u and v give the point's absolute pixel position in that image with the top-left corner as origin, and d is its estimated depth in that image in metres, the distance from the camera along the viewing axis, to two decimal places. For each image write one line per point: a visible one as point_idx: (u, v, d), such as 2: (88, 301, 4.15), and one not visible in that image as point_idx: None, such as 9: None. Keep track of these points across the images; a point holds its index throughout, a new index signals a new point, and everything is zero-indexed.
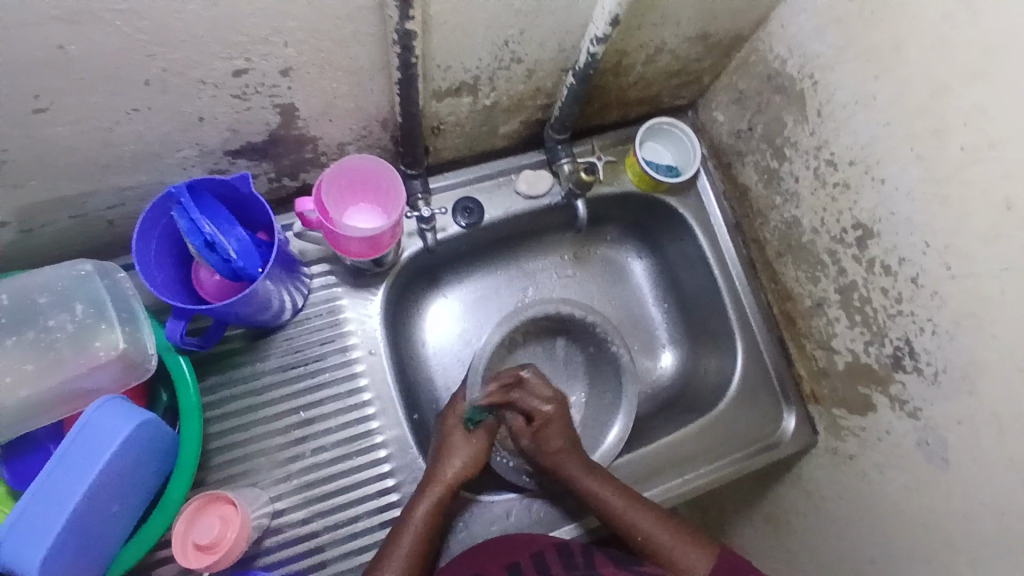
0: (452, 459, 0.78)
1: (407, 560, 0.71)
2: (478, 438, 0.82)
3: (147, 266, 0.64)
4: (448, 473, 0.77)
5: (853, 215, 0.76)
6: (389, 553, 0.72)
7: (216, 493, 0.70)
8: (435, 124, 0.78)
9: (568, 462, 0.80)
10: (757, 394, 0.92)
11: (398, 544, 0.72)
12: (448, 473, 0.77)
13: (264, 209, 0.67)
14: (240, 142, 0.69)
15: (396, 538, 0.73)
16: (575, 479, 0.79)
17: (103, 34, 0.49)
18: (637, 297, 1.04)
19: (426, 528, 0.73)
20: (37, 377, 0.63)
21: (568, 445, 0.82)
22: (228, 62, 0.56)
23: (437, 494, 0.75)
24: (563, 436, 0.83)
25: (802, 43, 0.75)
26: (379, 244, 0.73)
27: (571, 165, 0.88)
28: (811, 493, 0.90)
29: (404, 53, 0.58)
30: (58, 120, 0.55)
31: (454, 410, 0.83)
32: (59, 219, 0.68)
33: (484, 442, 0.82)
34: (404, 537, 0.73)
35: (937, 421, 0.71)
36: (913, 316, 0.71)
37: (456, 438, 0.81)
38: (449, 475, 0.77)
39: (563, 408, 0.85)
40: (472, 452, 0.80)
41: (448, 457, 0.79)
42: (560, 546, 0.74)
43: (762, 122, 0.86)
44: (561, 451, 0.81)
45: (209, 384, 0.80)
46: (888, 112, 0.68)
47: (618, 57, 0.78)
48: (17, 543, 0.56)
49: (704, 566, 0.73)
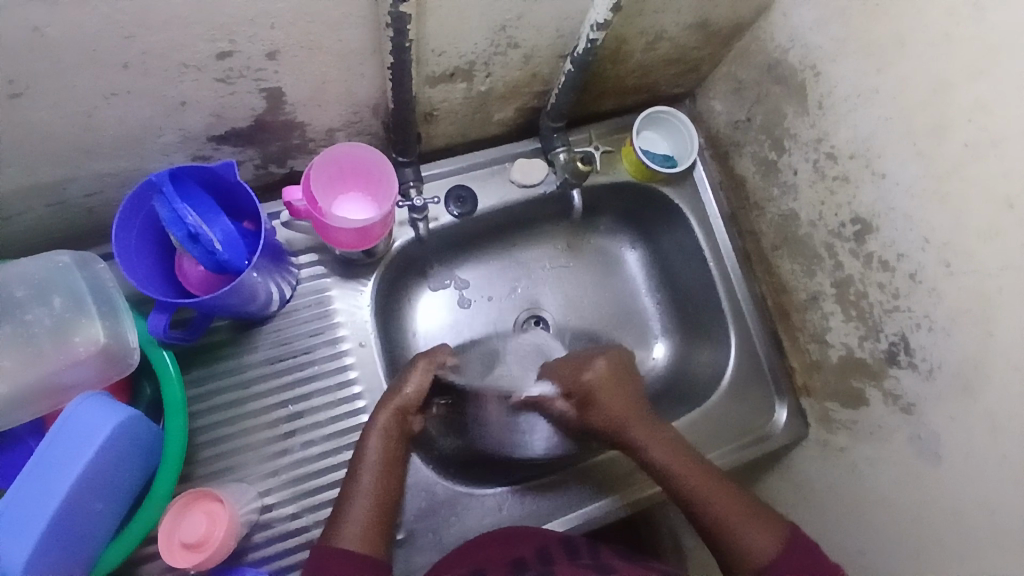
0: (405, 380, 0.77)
1: (373, 492, 0.70)
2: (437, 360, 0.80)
3: (127, 258, 0.61)
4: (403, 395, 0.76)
5: (852, 209, 0.75)
6: (353, 488, 0.70)
7: (188, 493, 0.68)
8: (428, 110, 0.76)
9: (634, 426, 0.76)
10: (750, 386, 0.92)
11: (363, 471, 0.71)
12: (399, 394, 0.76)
13: (250, 198, 0.65)
14: (224, 128, 0.66)
15: (361, 467, 0.71)
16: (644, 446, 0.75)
17: (79, 14, 0.46)
18: (630, 287, 1.03)
19: (389, 457, 0.73)
20: (13, 373, 0.60)
21: (635, 410, 0.78)
22: (211, 45, 0.54)
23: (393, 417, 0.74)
24: (626, 399, 0.78)
25: (806, 33, 0.74)
26: (370, 235, 0.71)
27: (566, 154, 0.86)
28: (801, 484, 0.91)
29: (397, 37, 0.55)
30: (33, 105, 0.52)
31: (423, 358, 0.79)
32: (36, 208, 0.65)
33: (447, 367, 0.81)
34: (365, 471, 0.71)
35: (930, 417, 0.71)
36: (909, 312, 0.71)
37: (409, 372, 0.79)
38: (404, 396, 0.76)
39: (615, 367, 0.81)
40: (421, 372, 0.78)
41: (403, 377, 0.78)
42: (563, 540, 0.74)
43: (761, 113, 0.84)
44: (622, 406, 0.78)
45: (195, 378, 0.78)
46: (890, 106, 0.67)
47: (617, 44, 0.76)
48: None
49: (769, 547, 0.68)
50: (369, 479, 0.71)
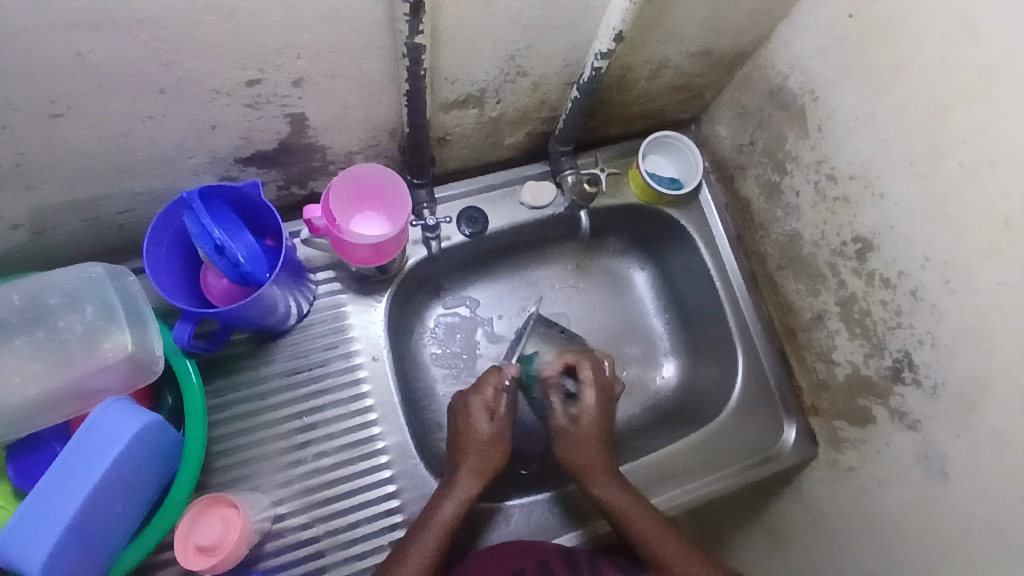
0: (475, 415, 0.81)
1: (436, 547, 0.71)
2: (500, 403, 0.83)
3: (156, 270, 0.65)
4: (483, 439, 0.80)
5: (853, 229, 0.77)
6: (417, 538, 0.72)
7: (191, 508, 0.69)
8: (442, 135, 0.79)
9: (601, 477, 0.79)
10: (757, 405, 0.93)
11: (443, 505, 0.74)
12: (483, 438, 0.80)
13: (274, 216, 0.68)
14: (250, 150, 0.70)
15: (440, 500, 0.75)
16: (602, 490, 0.79)
17: (120, 42, 0.50)
18: (638, 307, 1.05)
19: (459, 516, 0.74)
20: (44, 377, 0.64)
21: (600, 453, 0.82)
22: (242, 73, 0.58)
23: (481, 462, 0.78)
24: (593, 447, 0.82)
25: (805, 60, 0.77)
26: (384, 251, 0.74)
27: (574, 176, 0.89)
28: (811, 505, 0.90)
29: (413, 66, 0.59)
30: (74, 124, 0.57)
31: (462, 400, 0.83)
32: (71, 222, 0.70)
33: (506, 416, 0.82)
34: (433, 526, 0.72)
35: (936, 435, 0.72)
36: (912, 329, 0.72)
37: (477, 422, 0.80)
38: (483, 438, 0.80)
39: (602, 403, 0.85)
40: (495, 416, 0.82)
41: (477, 416, 0.81)
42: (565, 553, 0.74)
43: (764, 137, 0.87)
44: (589, 449, 0.81)
45: (214, 388, 0.81)
46: (887, 128, 0.69)
47: (622, 72, 0.80)
48: (21, 541, 0.57)
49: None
50: (436, 533, 0.72)
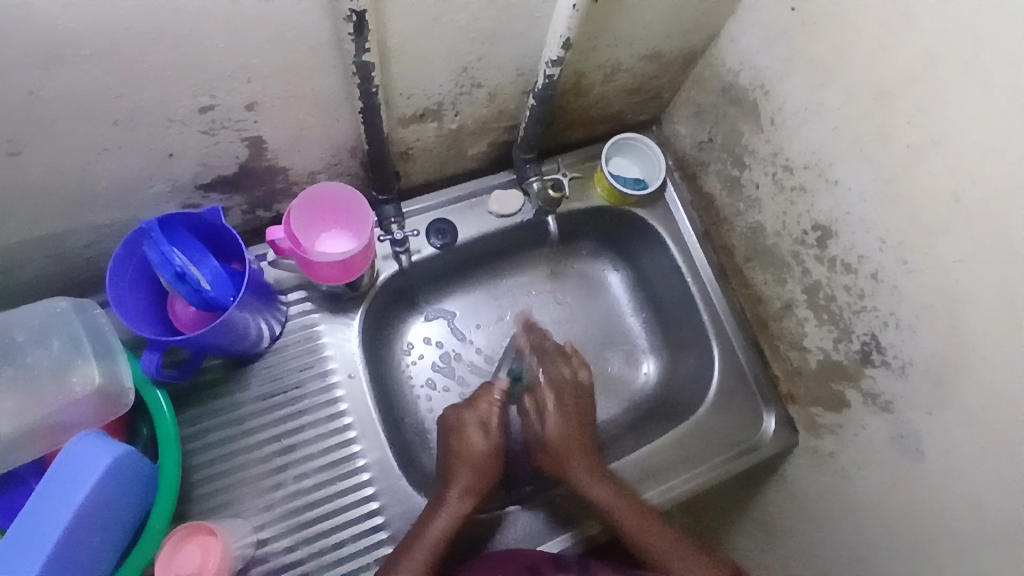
0: (473, 435, 0.82)
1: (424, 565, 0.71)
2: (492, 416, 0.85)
3: (121, 301, 0.64)
4: (477, 451, 0.81)
5: (812, 217, 0.79)
6: (404, 559, 0.72)
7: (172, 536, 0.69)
8: (403, 150, 0.80)
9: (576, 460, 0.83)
10: (736, 396, 0.94)
11: (436, 520, 0.75)
12: (475, 453, 0.81)
13: (236, 241, 0.68)
14: (211, 176, 0.70)
15: (433, 516, 0.75)
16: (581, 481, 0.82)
17: (73, 79, 0.51)
18: (613, 307, 1.06)
19: (446, 535, 0.74)
20: (15, 414, 0.63)
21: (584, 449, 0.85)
22: (195, 100, 0.58)
23: (476, 476, 0.79)
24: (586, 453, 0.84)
25: (752, 55, 0.79)
26: (353, 268, 0.74)
27: (539, 183, 0.90)
28: (796, 494, 0.91)
29: (364, 83, 0.60)
30: (31, 162, 0.57)
31: (461, 415, 0.84)
32: (36, 259, 0.70)
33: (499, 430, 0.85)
34: (422, 543, 0.73)
35: (908, 414, 0.73)
36: (876, 312, 0.74)
37: (477, 441, 0.82)
38: (466, 448, 0.81)
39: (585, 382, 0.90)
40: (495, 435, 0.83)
41: (481, 444, 0.82)
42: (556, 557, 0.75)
43: (721, 133, 0.89)
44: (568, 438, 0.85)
45: (189, 417, 0.80)
46: (834, 117, 0.71)
47: (576, 78, 0.81)
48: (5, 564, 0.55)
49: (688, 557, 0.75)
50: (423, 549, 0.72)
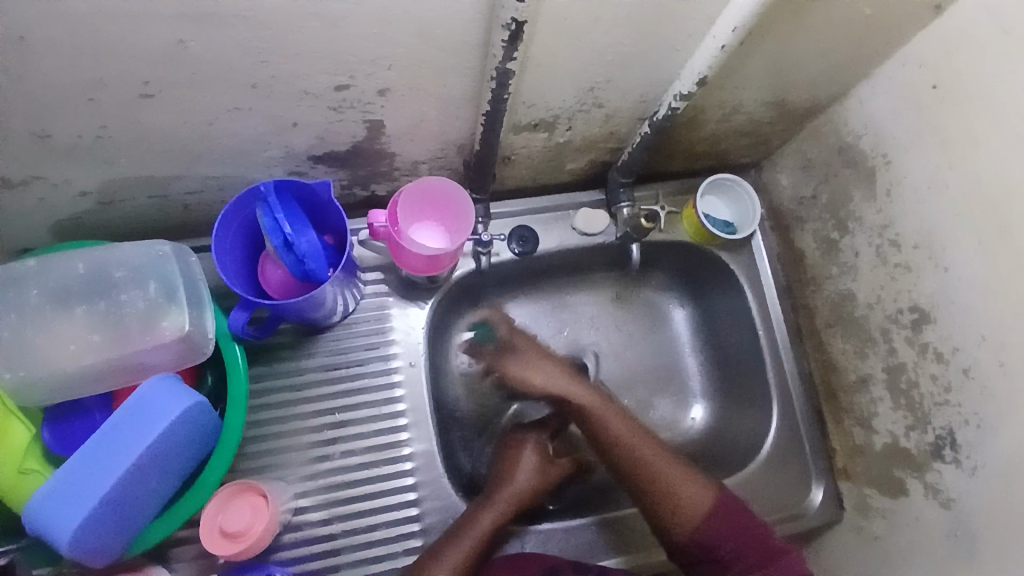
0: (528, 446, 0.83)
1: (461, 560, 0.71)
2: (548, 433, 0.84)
3: (222, 255, 0.66)
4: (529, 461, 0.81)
5: (911, 298, 0.76)
6: (445, 552, 0.72)
7: (224, 496, 0.72)
8: (507, 154, 0.80)
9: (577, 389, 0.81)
10: (787, 459, 0.91)
11: (481, 516, 0.75)
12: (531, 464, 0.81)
13: (339, 216, 0.70)
14: (323, 150, 0.71)
15: (481, 509, 0.76)
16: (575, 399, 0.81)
17: (224, 37, 0.52)
18: (675, 345, 1.02)
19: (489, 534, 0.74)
20: (102, 349, 0.66)
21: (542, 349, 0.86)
22: (332, 78, 0.59)
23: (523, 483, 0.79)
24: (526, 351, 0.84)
25: (880, 122, 0.76)
26: (438, 263, 0.76)
27: (630, 210, 0.89)
28: (829, 570, 0.88)
29: (499, 89, 0.60)
30: (162, 107, 0.59)
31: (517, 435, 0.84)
32: (139, 197, 0.72)
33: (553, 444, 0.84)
34: (466, 536, 0.73)
35: (971, 519, 0.70)
36: (960, 408, 0.71)
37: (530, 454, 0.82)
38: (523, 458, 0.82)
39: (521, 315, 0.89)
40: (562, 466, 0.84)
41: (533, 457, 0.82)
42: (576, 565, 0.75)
43: (828, 192, 0.86)
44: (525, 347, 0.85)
45: (253, 375, 0.82)
46: (958, 204, 0.68)
47: (694, 113, 0.80)
48: (65, 503, 0.59)
49: (700, 503, 0.74)
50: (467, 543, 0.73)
